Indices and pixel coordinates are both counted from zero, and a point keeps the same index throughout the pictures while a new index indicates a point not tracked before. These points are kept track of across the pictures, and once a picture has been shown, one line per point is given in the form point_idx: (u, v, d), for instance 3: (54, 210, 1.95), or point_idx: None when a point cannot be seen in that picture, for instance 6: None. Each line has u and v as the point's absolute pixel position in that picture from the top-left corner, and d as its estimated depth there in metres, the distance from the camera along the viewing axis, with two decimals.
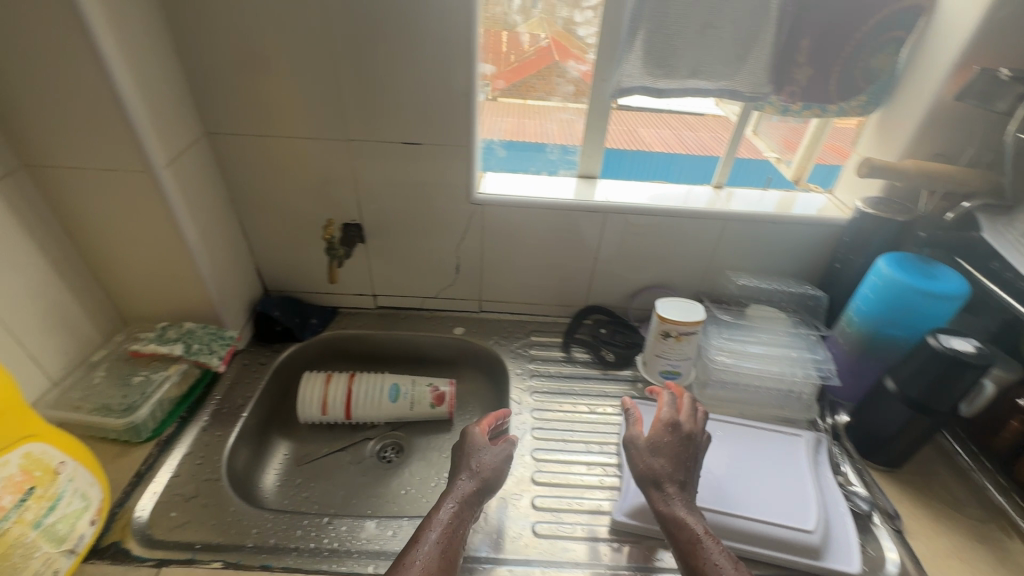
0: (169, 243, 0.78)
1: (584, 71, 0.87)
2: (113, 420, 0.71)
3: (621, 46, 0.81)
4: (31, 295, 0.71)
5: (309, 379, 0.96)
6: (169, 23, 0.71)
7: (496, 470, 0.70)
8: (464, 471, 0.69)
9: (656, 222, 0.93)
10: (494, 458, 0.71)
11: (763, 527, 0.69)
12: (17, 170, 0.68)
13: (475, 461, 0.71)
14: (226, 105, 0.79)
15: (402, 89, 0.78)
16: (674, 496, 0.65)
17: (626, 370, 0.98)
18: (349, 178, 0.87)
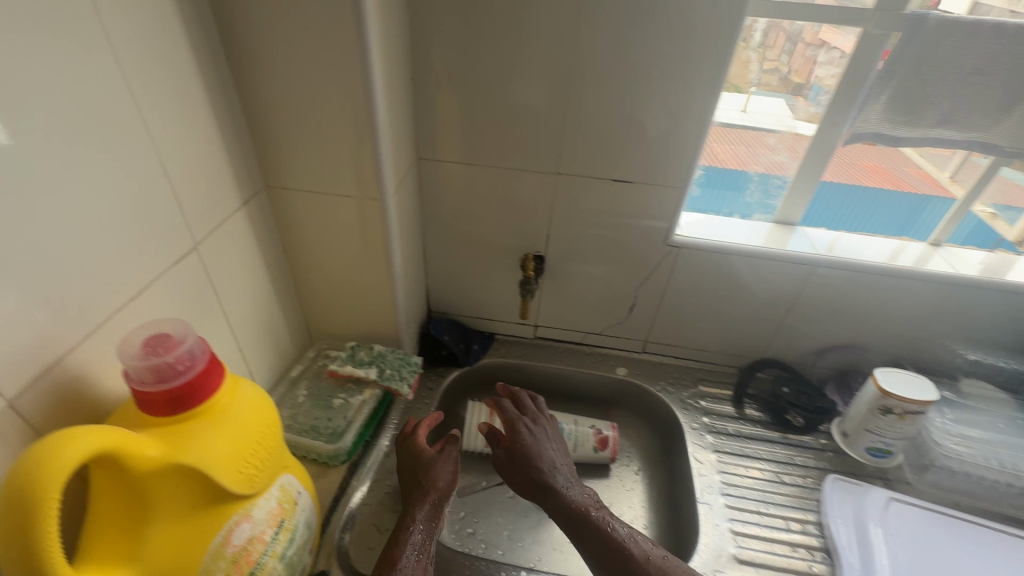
0: (376, 268, 0.78)
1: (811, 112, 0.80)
2: (323, 445, 0.73)
3: (866, 91, 0.74)
4: (258, 310, 0.73)
5: (473, 408, 0.93)
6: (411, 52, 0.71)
7: (448, 483, 0.68)
8: (419, 489, 0.66)
9: (869, 281, 0.85)
10: (449, 467, 0.69)
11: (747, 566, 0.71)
12: (260, 192, 0.70)
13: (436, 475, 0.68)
14: (443, 132, 0.78)
15: (627, 127, 0.74)
16: (579, 489, 0.70)
17: (811, 435, 0.90)
18: (546, 210, 0.85)
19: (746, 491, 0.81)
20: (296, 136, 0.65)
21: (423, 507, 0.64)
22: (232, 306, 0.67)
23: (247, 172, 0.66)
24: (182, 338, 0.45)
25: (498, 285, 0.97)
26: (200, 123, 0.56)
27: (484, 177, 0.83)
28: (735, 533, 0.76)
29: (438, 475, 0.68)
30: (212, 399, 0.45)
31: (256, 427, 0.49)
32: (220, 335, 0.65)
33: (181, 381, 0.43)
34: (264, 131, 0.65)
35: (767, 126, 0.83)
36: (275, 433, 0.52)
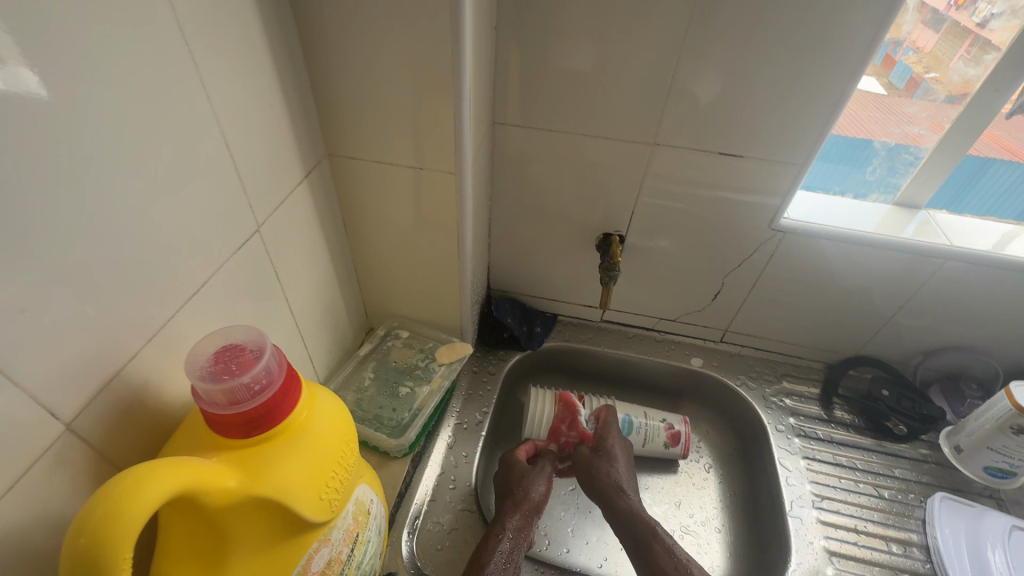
0: (444, 249, 0.70)
1: (967, 79, 0.67)
2: (387, 440, 0.67)
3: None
4: (320, 290, 0.68)
5: (536, 394, 0.86)
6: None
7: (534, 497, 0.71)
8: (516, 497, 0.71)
9: (1008, 279, 0.73)
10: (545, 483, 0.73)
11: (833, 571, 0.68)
12: (321, 161, 0.62)
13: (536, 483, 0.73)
14: (524, 93, 0.69)
15: (741, 90, 0.64)
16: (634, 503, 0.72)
17: (911, 444, 0.81)
18: (633, 183, 0.75)
19: (842, 506, 0.74)
20: (365, 99, 0.57)
21: (514, 516, 0.68)
22: (292, 289, 0.61)
23: (308, 140, 0.58)
24: (257, 353, 0.39)
25: (566, 265, 0.89)
26: (262, 83, 0.49)
27: (566, 145, 0.73)
28: (831, 552, 0.70)
29: (534, 488, 0.72)
30: (290, 418, 0.40)
31: (335, 445, 0.43)
32: (281, 320, 0.59)
33: (257, 401, 0.37)
34: (328, 91, 0.57)
35: (924, 91, 0.70)
36: (352, 448, 0.46)
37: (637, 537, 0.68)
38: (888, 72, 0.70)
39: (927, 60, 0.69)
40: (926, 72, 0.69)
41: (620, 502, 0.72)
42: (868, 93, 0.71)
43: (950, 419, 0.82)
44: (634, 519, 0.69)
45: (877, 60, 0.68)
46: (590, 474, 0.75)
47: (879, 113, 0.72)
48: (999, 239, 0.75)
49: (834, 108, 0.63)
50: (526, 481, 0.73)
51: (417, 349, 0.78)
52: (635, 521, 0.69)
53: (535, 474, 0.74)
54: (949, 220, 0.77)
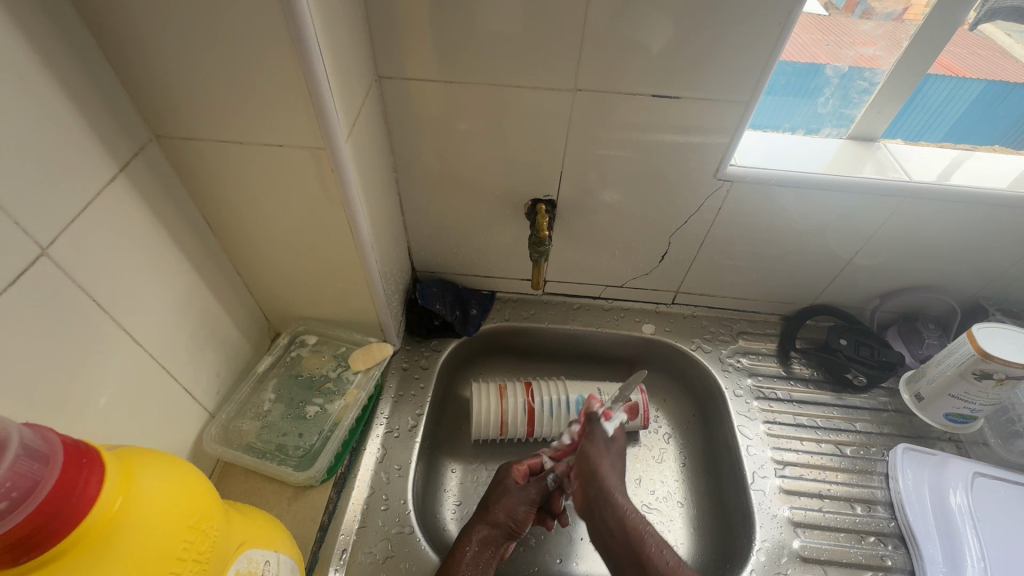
0: (337, 239, 0.58)
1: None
2: (293, 473, 0.59)
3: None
4: (188, 305, 0.56)
5: (479, 392, 0.77)
6: None
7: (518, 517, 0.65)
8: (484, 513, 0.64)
9: (968, 216, 0.67)
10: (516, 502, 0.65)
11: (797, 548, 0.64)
12: (149, 145, 0.48)
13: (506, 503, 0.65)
14: (410, 38, 0.56)
15: (669, 17, 0.53)
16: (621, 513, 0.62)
17: (870, 393, 0.78)
18: (557, 138, 0.65)
19: (805, 470, 0.70)
20: (185, 59, 0.43)
21: (480, 528, 0.63)
22: (133, 311, 0.48)
23: (118, 120, 0.45)
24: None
25: (496, 237, 0.78)
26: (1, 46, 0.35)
27: (472, 98, 0.61)
28: (796, 523, 0.66)
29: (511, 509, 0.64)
30: (84, 526, 0.29)
31: (170, 537, 0.33)
32: (126, 353, 0.48)
33: (12, 525, 0.26)
34: (128, 52, 0.43)
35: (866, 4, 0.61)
36: (208, 526, 0.36)
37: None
38: None
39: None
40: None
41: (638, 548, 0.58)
42: (812, 16, 0.62)
43: (909, 362, 0.79)
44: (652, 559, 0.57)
45: None
46: (602, 508, 0.63)
47: (831, 35, 0.63)
48: (960, 169, 0.68)
49: (780, 32, 0.53)
50: (510, 501, 0.65)
51: (329, 356, 0.69)
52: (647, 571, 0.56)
53: (523, 496, 0.65)
54: (906, 151, 0.70)
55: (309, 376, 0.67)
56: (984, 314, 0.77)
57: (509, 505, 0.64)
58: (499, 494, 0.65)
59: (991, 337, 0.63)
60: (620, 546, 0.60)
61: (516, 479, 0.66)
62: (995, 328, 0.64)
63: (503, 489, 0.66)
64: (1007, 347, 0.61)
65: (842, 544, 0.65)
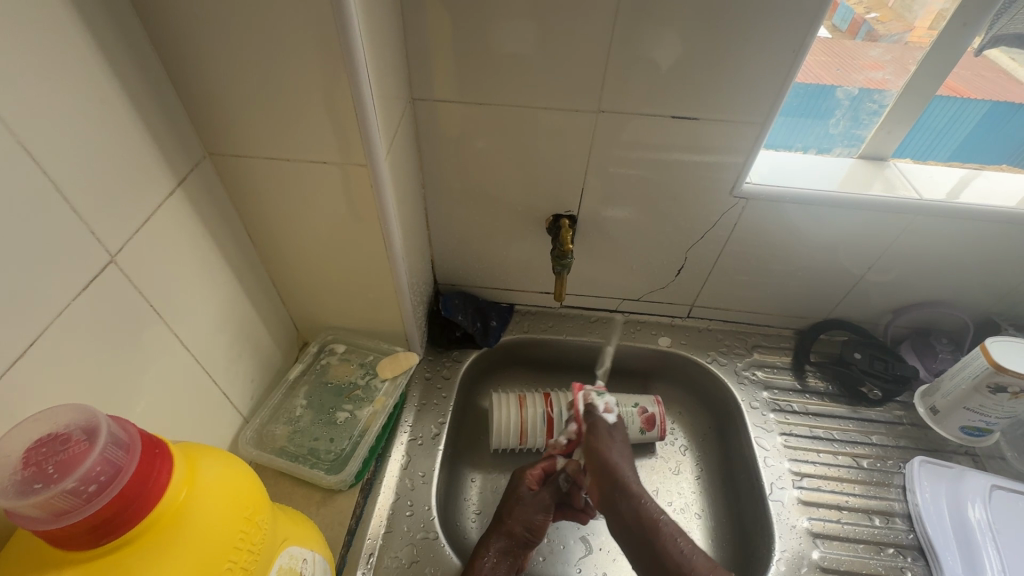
0: (370, 251, 0.61)
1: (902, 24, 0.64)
2: (325, 476, 0.61)
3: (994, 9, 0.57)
4: (228, 312, 0.59)
5: (499, 401, 0.78)
6: None
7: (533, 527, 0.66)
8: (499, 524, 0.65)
9: (978, 233, 0.69)
10: (529, 511, 0.66)
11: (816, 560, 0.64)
12: (202, 161, 0.52)
13: (519, 513, 0.66)
14: (443, 62, 0.60)
15: (691, 43, 0.56)
16: (643, 503, 0.62)
17: (885, 406, 0.79)
18: (579, 156, 0.68)
19: (822, 482, 0.71)
20: (243, 83, 0.47)
21: (496, 538, 0.64)
22: (179, 316, 0.51)
23: (177, 138, 0.48)
24: (88, 440, 0.29)
25: (518, 251, 0.81)
26: (83, 70, 0.38)
27: (499, 119, 0.64)
28: (814, 534, 0.67)
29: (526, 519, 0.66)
30: (155, 512, 0.31)
31: (232, 525, 0.35)
32: (173, 356, 0.51)
33: (95, 509, 0.28)
34: (189, 75, 0.46)
35: (871, 30, 0.65)
36: (259, 518, 0.38)
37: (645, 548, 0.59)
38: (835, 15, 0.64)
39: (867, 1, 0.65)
40: (867, 12, 0.64)
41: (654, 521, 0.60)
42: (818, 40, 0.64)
43: (923, 376, 0.80)
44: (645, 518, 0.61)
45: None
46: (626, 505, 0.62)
47: (839, 60, 0.66)
48: (970, 186, 0.70)
49: (794, 56, 0.56)
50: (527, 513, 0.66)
51: (357, 364, 0.71)
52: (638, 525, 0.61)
53: (537, 504, 0.67)
54: (916, 169, 0.72)
55: (337, 385, 0.69)
56: (997, 329, 0.78)
57: (525, 516, 0.66)
58: (513, 504, 0.67)
59: (1005, 350, 0.64)
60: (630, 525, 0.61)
61: (530, 486, 0.68)
62: (1009, 341, 0.65)
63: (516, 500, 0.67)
64: (1021, 360, 0.63)
65: (861, 555, 0.65)
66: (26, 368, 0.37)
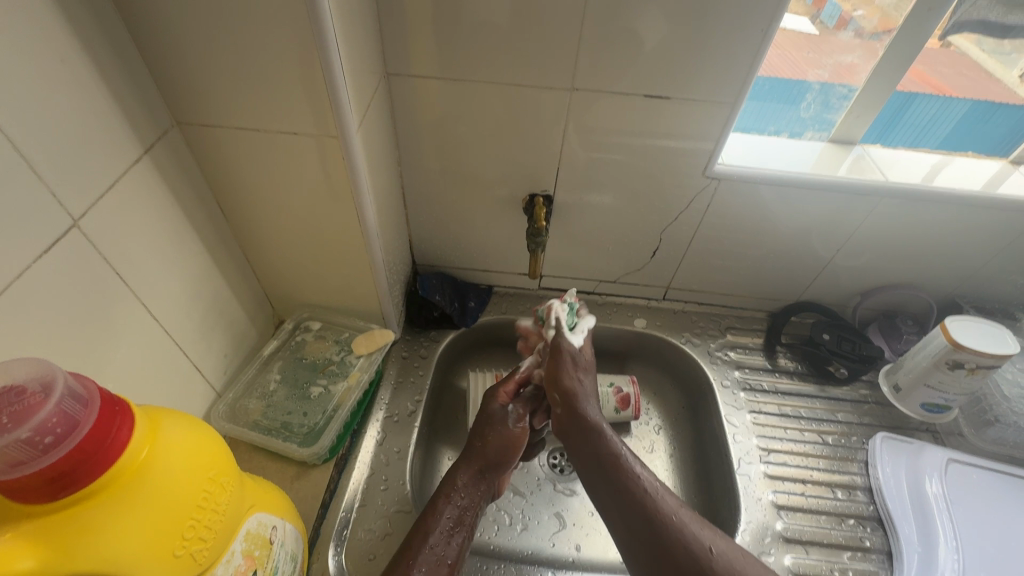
0: (344, 227, 0.61)
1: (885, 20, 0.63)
2: (299, 449, 0.62)
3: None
4: (199, 286, 0.58)
5: (476, 380, 0.79)
6: None
7: (501, 450, 0.63)
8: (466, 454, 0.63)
9: (943, 216, 0.71)
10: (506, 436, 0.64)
11: (779, 531, 0.67)
12: (171, 132, 0.52)
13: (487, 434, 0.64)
14: (416, 37, 0.60)
15: (663, 22, 0.57)
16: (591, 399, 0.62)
17: (851, 385, 0.81)
18: (554, 136, 0.68)
19: (788, 457, 0.73)
20: (209, 50, 0.46)
21: (464, 471, 0.61)
22: (149, 288, 0.51)
23: (142, 106, 0.48)
24: (44, 392, 0.29)
25: (495, 231, 0.81)
26: (46, 34, 0.38)
27: (474, 97, 0.65)
28: (779, 507, 0.69)
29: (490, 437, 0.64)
30: (115, 467, 0.31)
31: (194, 484, 0.35)
32: (142, 327, 0.51)
33: (55, 459, 0.28)
34: (155, 42, 0.46)
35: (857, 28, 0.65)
36: (224, 479, 0.38)
37: (637, 527, 0.50)
38: (819, 11, 0.65)
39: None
40: (853, 10, 0.64)
41: (635, 503, 0.51)
42: (800, 34, 0.67)
43: (888, 356, 0.83)
44: (635, 489, 0.52)
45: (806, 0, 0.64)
46: (601, 468, 0.55)
47: (811, 44, 0.67)
48: (935, 170, 0.72)
49: (764, 37, 0.57)
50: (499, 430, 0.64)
51: (332, 341, 0.72)
52: (646, 530, 0.49)
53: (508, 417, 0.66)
54: (883, 154, 0.74)
55: (312, 362, 0.70)
56: (959, 310, 0.81)
57: (497, 437, 0.64)
58: (484, 425, 0.65)
59: (963, 329, 0.66)
60: (610, 490, 0.53)
61: (501, 403, 0.67)
62: (970, 321, 0.67)
63: (489, 419, 0.65)
64: (977, 339, 0.65)
65: (824, 525, 0.67)
66: None
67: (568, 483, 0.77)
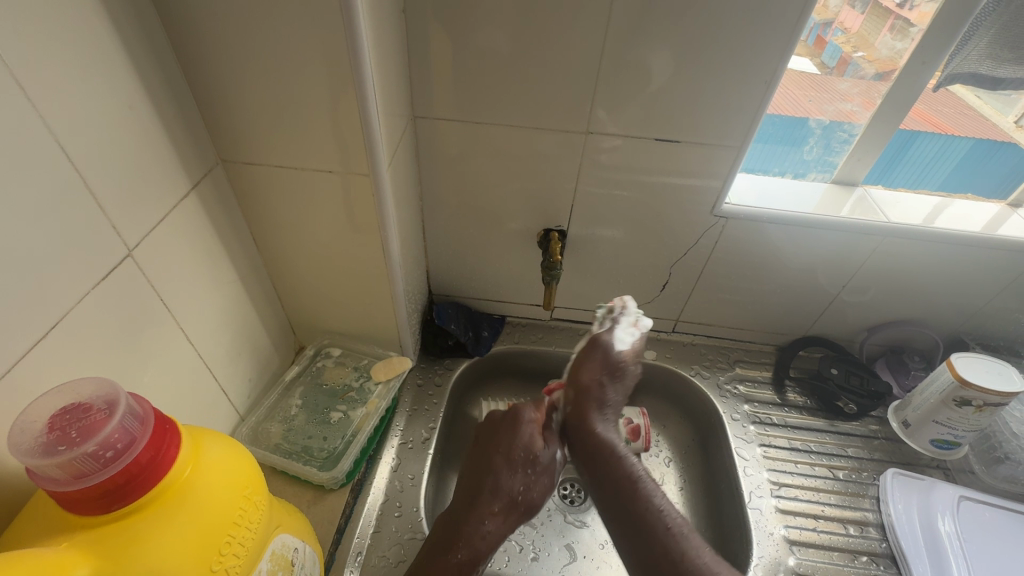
0: (369, 259, 0.64)
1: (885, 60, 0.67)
2: (317, 472, 0.63)
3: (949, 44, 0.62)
4: (230, 312, 0.61)
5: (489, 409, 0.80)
6: None
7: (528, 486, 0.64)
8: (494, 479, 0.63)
9: (945, 254, 0.74)
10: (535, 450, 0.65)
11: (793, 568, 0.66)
12: (215, 168, 0.56)
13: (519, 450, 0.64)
14: (444, 84, 0.64)
15: (674, 70, 0.61)
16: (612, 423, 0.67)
17: (861, 420, 0.82)
18: (569, 175, 0.72)
19: (800, 492, 0.74)
20: (256, 96, 0.51)
21: (490, 495, 0.62)
22: (187, 313, 0.54)
23: (192, 145, 0.52)
24: (108, 410, 0.32)
25: (509, 264, 0.84)
26: (117, 83, 0.43)
27: (494, 137, 0.69)
28: (791, 542, 0.69)
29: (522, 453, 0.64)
30: (162, 483, 0.33)
31: (231, 503, 0.37)
32: (178, 350, 0.53)
33: (111, 473, 0.30)
34: (208, 88, 0.50)
35: (858, 70, 0.68)
36: (257, 498, 0.40)
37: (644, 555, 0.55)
38: (820, 53, 0.68)
39: (854, 39, 0.67)
40: (853, 52, 0.68)
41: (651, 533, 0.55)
42: (802, 73, 0.69)
43: (896, 392, 0.83)
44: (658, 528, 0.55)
45: (807, 42, 0.67)
46: (625, 492, 0.59)
47: (811, 92, 0.70)
48: (935, 211, 0.75)
49: (768, 86, 0.61)
50: (504, 481, 0.63)
51: (351, 368, 0.74)
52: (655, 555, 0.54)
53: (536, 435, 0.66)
54: (885, 196, 0.77)
55: (331, 388, 0.72)
56: (965, 348, 0.83)
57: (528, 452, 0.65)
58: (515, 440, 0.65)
59: (969, 365, 0.68)
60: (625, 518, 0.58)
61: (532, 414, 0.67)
62: (977, 357, 0.69)
63: (521, 433, 0.65)
64: (983, 374, 0.67)
65: (836, 562, 0.67)
66: (45, 352, 0.39)
67: (579, 515, 0.78)
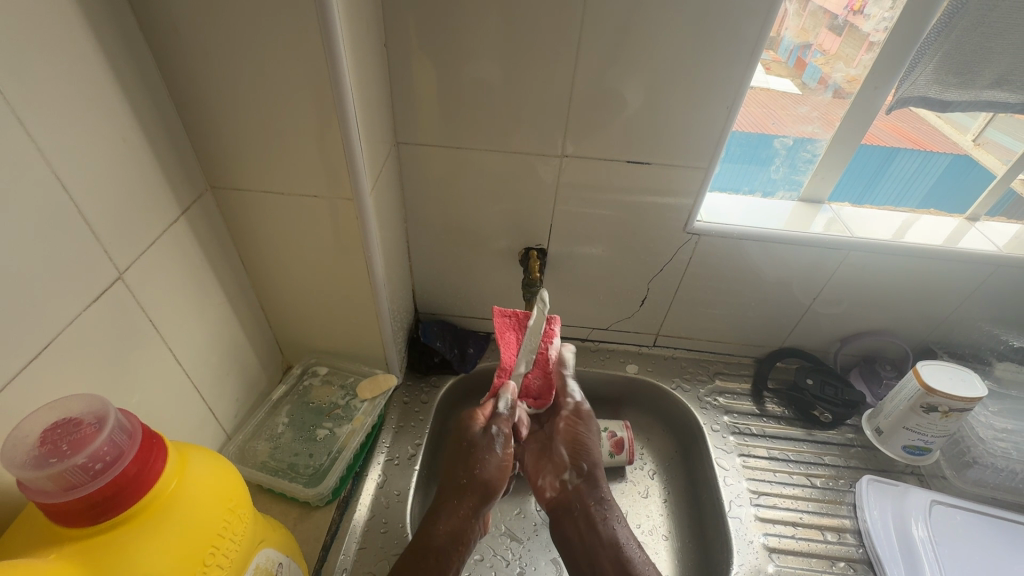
0: (354, 278, 0.66)
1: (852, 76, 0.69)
2: (303, 489, 0.64)
3: (898, 71, 0.66)
4: (218, 332, 0.63)
5: None
6: (382, 21, 0.60)
7: (493, 476, 0.62)
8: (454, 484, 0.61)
9: (907, 267, 0.77)
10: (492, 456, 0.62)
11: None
12: (204, 194, 0.58)
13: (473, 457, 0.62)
14: (424, 111, 0.68)
15: (641, 97, 0.65)
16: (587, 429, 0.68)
17: (837, 429, 0.84)
18: (547, 196, 0.75)
19: (779, 500, 0.75)
20: (245, 127, 0.53)
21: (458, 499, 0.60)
22: (176, 333, 0.56)
23: (182, 172, 0.54)
24: (98, 425, 0.34)
25: (493, 282, 0.86)
26: (110, 116, 0.45)
27: (474, 161, 0.72)
28: (770, 549, 0.70)
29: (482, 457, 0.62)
30: (149, 495, 0.34)
31: (216, 515, 0.38)
32: (167, 370, 0.55)
33: (99, 485, 0.32)
34: (198, 119, 0.53)
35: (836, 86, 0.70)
36: (242, 511, 0.41)
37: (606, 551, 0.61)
38: (802, 73, 0.71)
39: (832, 60, 0.69)
40: (836, 72, 0.69)
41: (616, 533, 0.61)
42: (784, 93, 0.73)
43: (870, 401, 0.86)
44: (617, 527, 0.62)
45: (787, 63, 0.71)
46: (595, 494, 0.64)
47: (775, 116, 0.74)
48: (897, 226, 0.79)
49: (730, 111, 0.65)
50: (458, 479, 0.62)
51: (337, 386, 0.76)
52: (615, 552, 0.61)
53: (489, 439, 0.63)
54: (849, 212, 0.81)
55: (318, 407, 0.73)
56: (934, 356, 0.86)
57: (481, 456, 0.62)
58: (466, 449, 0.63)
59: (935, 373, 0.70)
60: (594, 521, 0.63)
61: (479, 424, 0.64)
62: (943, 364, 0.72)
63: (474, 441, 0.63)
64: (946, 381, 0.69)
65: (815, 568, 0.68)
66: (37, 372, 0.41)
67: None
